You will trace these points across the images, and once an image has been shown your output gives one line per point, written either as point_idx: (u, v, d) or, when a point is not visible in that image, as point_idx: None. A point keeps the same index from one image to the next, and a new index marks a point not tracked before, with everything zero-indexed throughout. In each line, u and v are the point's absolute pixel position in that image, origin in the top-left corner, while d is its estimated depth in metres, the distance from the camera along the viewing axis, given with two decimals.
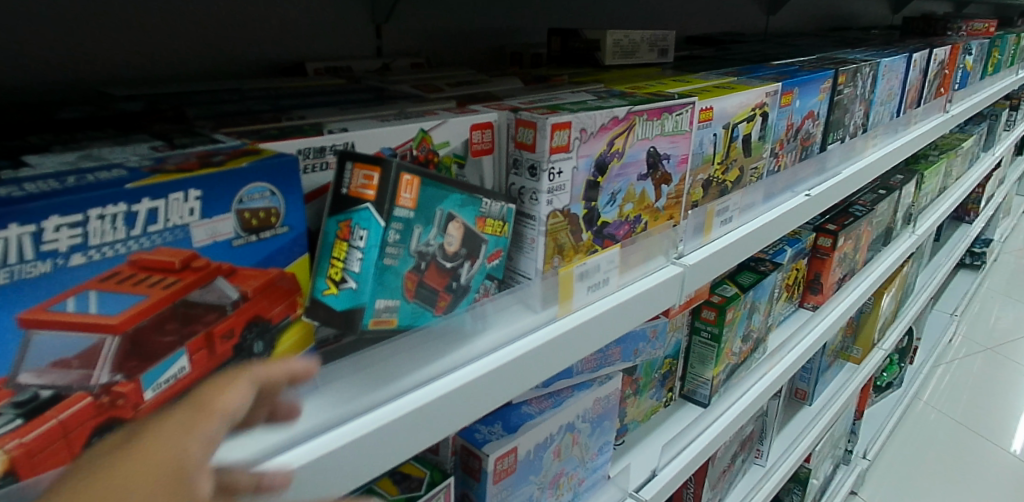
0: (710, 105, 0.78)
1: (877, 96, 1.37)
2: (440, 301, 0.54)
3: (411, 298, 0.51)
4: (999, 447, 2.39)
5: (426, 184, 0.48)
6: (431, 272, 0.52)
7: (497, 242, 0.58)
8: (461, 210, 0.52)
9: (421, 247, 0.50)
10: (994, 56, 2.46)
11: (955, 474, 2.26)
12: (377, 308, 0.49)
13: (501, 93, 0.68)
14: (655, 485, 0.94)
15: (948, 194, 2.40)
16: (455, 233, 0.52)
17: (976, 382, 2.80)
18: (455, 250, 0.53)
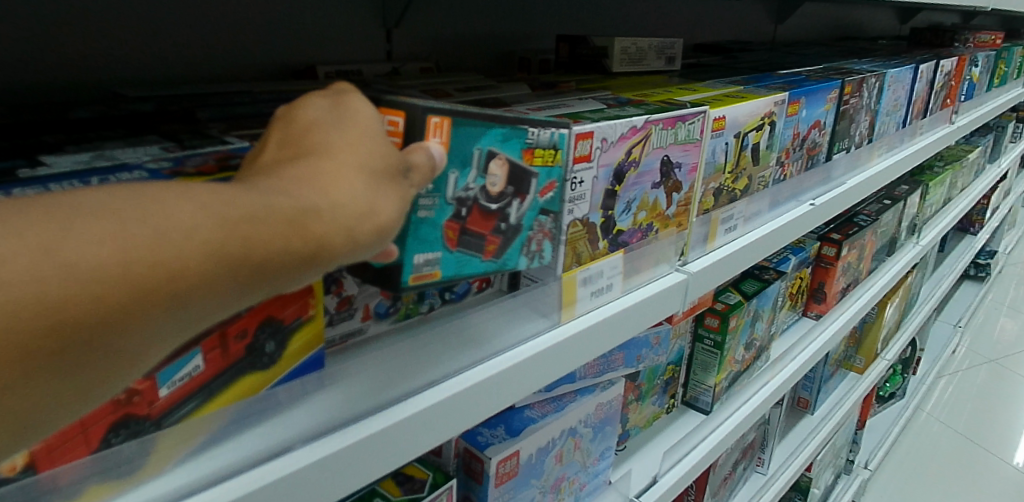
0: (723, 113, 0.78)
1: (883, 106, 1.37)
2: (488, 246, 0.53)
3: (455, 246, 0.51)
4: (1003, 461, 2.38)
5: (457, 123, 0.47)
6: (474, 218, 0.51)
7: (550, 174, 0.55)
8: (502, 146, 0.50)
9: (461, 193, 0.49)
10: (1001, 68, 2.46)
11: (957, 486, 2.25)
12: (416, 263, 0.48)
13: (509, 99, 0.68)
14: (656, 491, 0.94)
15: (954, 204, 2.40)
16: (499, 170, 0.51)
17: (980, 395, 2.79)
18: (499, 190, 0.52)
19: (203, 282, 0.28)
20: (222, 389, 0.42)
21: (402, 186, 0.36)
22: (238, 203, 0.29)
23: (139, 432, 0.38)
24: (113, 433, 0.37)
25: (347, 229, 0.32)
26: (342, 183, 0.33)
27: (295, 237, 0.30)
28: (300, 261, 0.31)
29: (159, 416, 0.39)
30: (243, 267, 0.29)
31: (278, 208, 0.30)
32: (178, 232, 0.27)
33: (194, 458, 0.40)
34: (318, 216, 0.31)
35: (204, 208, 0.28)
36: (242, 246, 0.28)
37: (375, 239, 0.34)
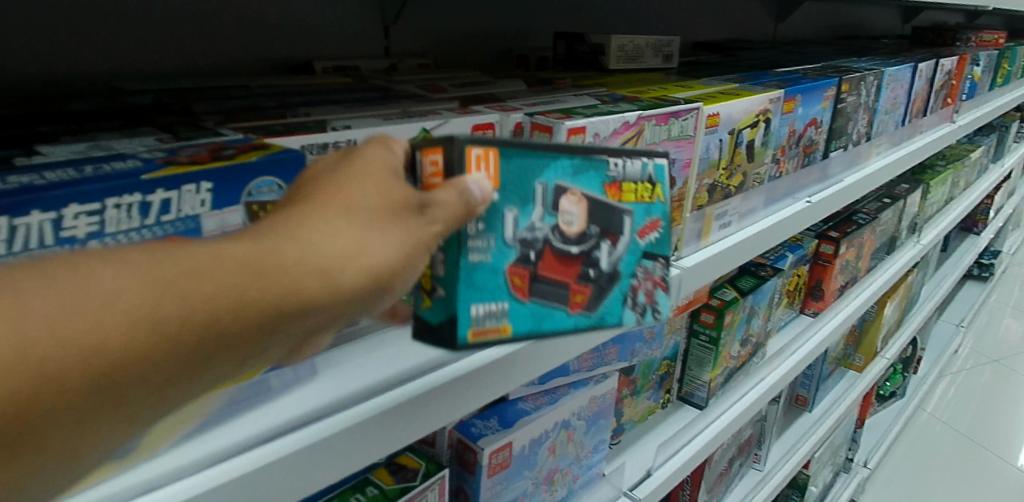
0: (717, 110, 0.79)
1: (882, 104, 1.38)
2: (574, 296, 0.50)
3: (527, 297, 0.49)
4: (1004, 462, 2.38)
5: (507, 155, 0.46)
6: (546, 260, 0.49)
7: (646, 215, 0.54)
8: (575, 181, 0.49)
9: (523, 230, 0.47)
10: (1004, 68, 2.46)
11: (957, 486, 2.25)
12: (476, 315, 0.47)
13: (505, 94, 0.69)
14: (650, 485, 0.95)
15: (955, 203, 2.40)
16: (573, 203, 0.49)
17: (981, 395, 2.79)
18: (578, 231, 0.49)
19: (136, 359, 0.28)
20: None
21: (397, 235, 0.37)
22: (169, 261, 0.29)
23: None
24: None
25: (323, 272, 0.33)
26: (325, 231, 0.34)
27: (253, 290, 0.31)
28: (271, 313, 0.32)
29: None
30: (194, 332, 0.29)
31: (218, 261, 0.30)
32: (92, 310, 0.27)
33: (186, 440, 0.43)
34: (286, 259, 0.32)
35: (127, 276, 0.28)
36: (181, 309, 0.29)
37: (358, 283, 0.35)
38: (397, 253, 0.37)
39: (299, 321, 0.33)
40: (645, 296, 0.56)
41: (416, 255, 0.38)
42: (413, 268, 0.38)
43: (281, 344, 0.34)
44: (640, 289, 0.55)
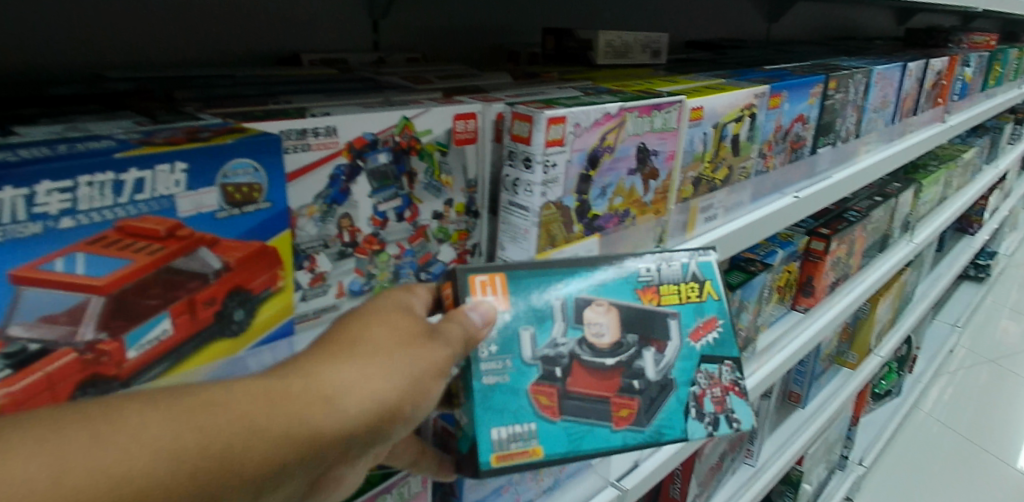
0: (700, 104, 0.80)
1: (870, 102, 1.39)
2: (614, 411, 0.59)
3: (557, 417, 0.57)
4: (1005, 463, 2.38)
5: (517, 276, 0.57)
6: (576, 376, 0.58)
7: (689, 323, 0.63)
8: (599, 293, 0.59)
9: (543, 350, 0.57)
10: (998, 69, 2.47)
11: (955, 487, 2.25)
12: (503, 440, 0.55)
13: (488, 86, 0.70)
14: (636, 475, 0.94)
15: (949, 203, 2.41)
16: (598, 316, 0.58)
17: (979, 395, 2.79)
18: (605, 347, 0.58)
19: (157, 493, 0.30)
20: (193, 353, 0.43)
21: (405, 367, 0.41)
22: (188, 397, 0.32)
23: (107, 391, 0.39)
24: (81, 391, 0.38)
25: (328, 402, 0.37)
26: (337, 372, 0.38)
27: (263, 418, 0.34)
28: (284, 442, 0.34)
29: (128, 378, 0.40)
30: (209, 463, 0.32)
31: (232, 394, 0.34)
32: (120, 441, 0.29)
33: None
34: (291, 390, 0.36)
35: (152, 413, 0.31)
36: (200, 438, 0.31)
37: (366, 413, 0.38)
38: (403, 383, 0.41)
39: (311, 454, 0.36)
40: (713, 400, 0.63)
41: (421, 382, 0.42)
42: (420, 394, 0.42)
43: (293, 482, 0.36)
44: (704, 395, 0.62)
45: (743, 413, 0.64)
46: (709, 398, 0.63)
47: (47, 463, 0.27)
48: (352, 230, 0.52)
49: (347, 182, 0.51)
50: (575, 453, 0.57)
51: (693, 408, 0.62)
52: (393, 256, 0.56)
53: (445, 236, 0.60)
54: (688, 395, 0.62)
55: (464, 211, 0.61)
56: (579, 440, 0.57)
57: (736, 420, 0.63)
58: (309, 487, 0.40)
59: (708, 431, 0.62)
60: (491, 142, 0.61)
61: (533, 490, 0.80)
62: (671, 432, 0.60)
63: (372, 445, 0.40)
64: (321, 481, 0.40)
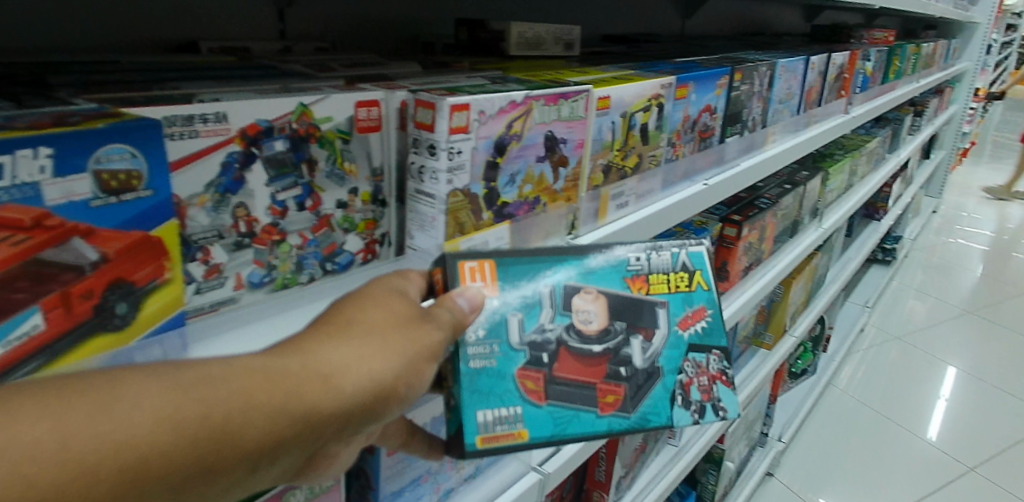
0: (607, 93, 0.82)
1: (775, 94, 1.45)
2: (601, 395, 0.61)
3: (543, 402, 0.60)
4: (915, 435, 2.50)
5: (503, 267, 0.60)
6: (562, 362, 0.60)
7: (679, 312, 0.66)
8: (587, 282, 0.62)
9: (531, 335, 0.60)
10: (896, 63, 2.62)
11: (868, 458, 2.36)
12: (489, 423, 0.58)
13: (394, 75, 0.69)
14: (559, 460, 0.89)
15: (855, 190, 2.54)
16: (586, 304, 0.61)
17: (890, 370, 2.95)
18: (595, 333, 0.61)
19: (160, 459, 0.33)
20: (71, 348, 0.41)
21: (401, 350, 0.45)
22: (185, 372, 0.35)
23: None
24: None
25: (328, 381, 0.40)
26: (336, 353, 0.41)
27: (262, 393, 0.37)
28: (282, 415, 0.37)
29: None
30: (213, 434, 0.35)
31: (230, 371, 0.37)
32: (121, 411, 0.32)
33: None
34: (290, 370, 0.39)
35: (153, 385, 0.34)
36: (201, 409, 0.34)
37: (363, 391, 0.42)
38: (397, 364, 0.44)
39: (310, 427, 0.39)
40: (700, 390, 0.65)
41: (413, 363, 0.45)
42: (414, 374, 0.45)
43: (292, 456, 0.39)
44: (692, 384, 0.64)
45: (729, 402, 0.66)
46: (696, 387, 0.65)
47: (52, 426, 0.30)
48: (249, 220, 0.51)
49: (241, 170, 0.50)
50: (560, 437, 0.59)
51: (679, 396, 0.64)
52: (295, 246, 0.55)
53: (350, 226, 0.59)
54: (677, 382, 0.64)
55: (370, 200, 0.60)
56: (565, 424, 0.60)
57: (722, 409, 0.65)
58: (305, 463, 0.43)
59: (694, 419, 0.64)
60: (396, 129, 0.61)
61: (454, 479, 0.82)
62: (657, 418, 0.62)
63: (367, 423, 0.43)
64: (317, 458, 0.43)
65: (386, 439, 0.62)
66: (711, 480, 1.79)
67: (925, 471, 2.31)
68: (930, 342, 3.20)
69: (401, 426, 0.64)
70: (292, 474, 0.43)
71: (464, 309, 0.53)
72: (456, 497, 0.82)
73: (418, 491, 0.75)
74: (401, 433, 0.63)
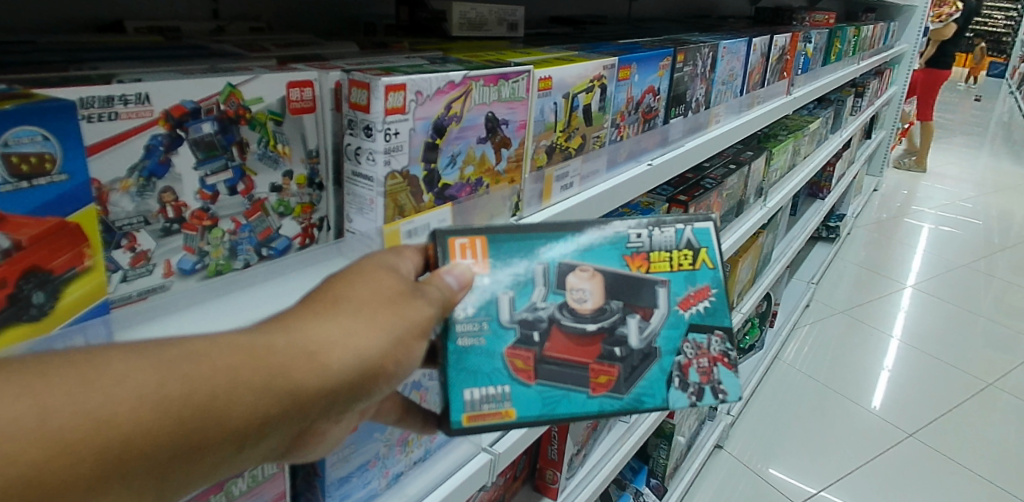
0: (548, 74, 0.82)
1: (718, 75, 1.48)
2: (592, 374, 0.63)
3: (532, 382, 0.61)
4: (862, 407, 2.60)
5: (495, 244, 0.61)
6: (553, 341, 0.62)
7: (683, 291, 0.65)
8: (584, 258, 0.62)
9: (523, 313, 0.61)
10: (836, 46, 2.68)
11: (815, 429, 2.44)
12: (474, 402, 0.60)
13: (330, 55, 0.68)
14: (509, 440, 0.90)
15: (798, 170, 2.61)
16: (581, 282, 0.62)
17: (836, 344, 3.05)
18: (587, 313, 0.62)
19: (144, 437, 0.34)
20: None
21: (390, 329, 0.46)
22: (172, 349, 0.36)
23: None
24: None
25: (314, 358, 0.41)
26: (322, 330, 0.43)
27: (247, 371, 0.38)
28: (269, 393, 0.39)
29: None
30: (195, 408, 0.36)
31: (216, 348, 0.38)
32: (105, 388, 0.33)
33: None
34: (273, 348, 0.40)
35: (138, 362, 0.35)
36: (185, 386, 0.35)
37: (350, 367, 0.43)
38: (386, 341, 0.45)
39: (297, 405, 0.41)
40: (699, 371, 0.66)
41: (402, 340, 0.47)
42: (403, 351, 0.47)
43: (281, 433, 0.41)
44: (690, 365, 0.65)
45: (730, 384, 0.67)
46: (695, 369, 0.66)
47: (31, 402, 0.31)
48: (177, 205, 0.51)
49: (167, 153, 0.49)
50: (547, 417, 0.61)
51: (676, 377, 0.65)
52: (227, 231, 0.55)
53: (286, 210, 0.59)
54: (673, 364, 0.65)
55: (306, 183, 0.60)
56: (553, 403, 0.62)
57: (722, 391, 0.66)
58: (295, 442, 0.45)
59: (691, 400, 0.65)
60: (331, 111, 0.60)
61: (402, 463, 0.80)
62: (650, 399, 0.64)
63: (357, 399, 0.45)
64: (307, 435, 0.45)
65: (381, 416, 0.65)
66: (662, 454, 1.83)
67: (868, 438, 2.41)
68: (871, 315, 3.32)
69: (395, 400, 0.66)
70: (281, 451, 0.44)
71: (451, 286, 0.54)
72: (406, 481, 0.80)
73: (366, 476, 0.75)
74: (397, 408, 0.66)
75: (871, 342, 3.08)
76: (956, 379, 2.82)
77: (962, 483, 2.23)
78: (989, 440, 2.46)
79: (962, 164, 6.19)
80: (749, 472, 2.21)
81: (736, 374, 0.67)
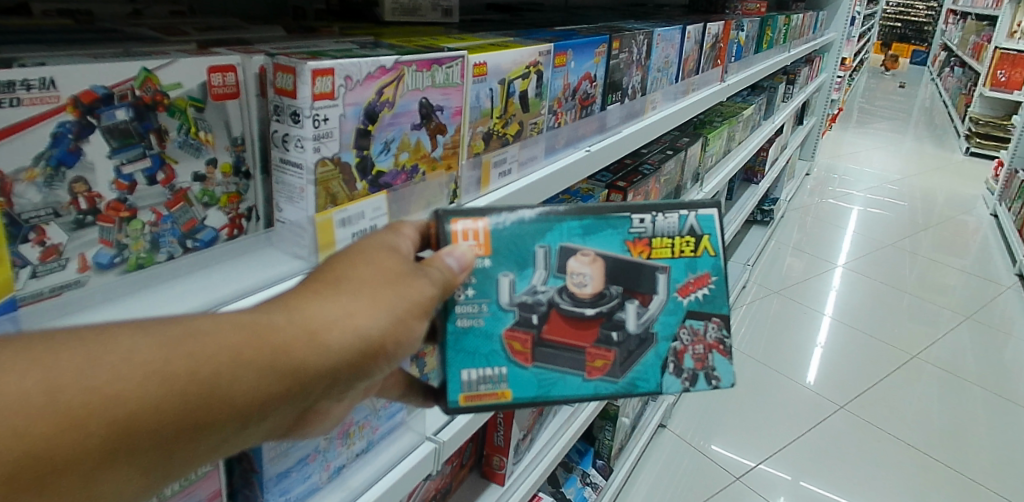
0: (483, 60, 0.81)
1: (653, 62, 1.50)
2: (588, 357, 0.67)
3: (529, 365, 0.66)
4: (798, 382, 2.70)
5: (499, 228, 0.63)
6: (552, 324, 0.65)
7: (682, 279, 0.68)
8: (584, 241, 0.65)
9: (522, 296, 0.64)
10: (767, 34, 2.75)
11: (754, 406, 2.52)
12: (471, 383, 0.65)
13: (254, 39, 0.66)
14: (453, 428, 0.89)
15: (732, 155, 2.66)
16: (581, 267, 0.64)
17: (772, 323, 3.16)
18: (588, 296, 0.65)
19: (148, 413, 0.37)
20: None
21: (390, 309, 0.48)
22: (175, 327, 0.39)
23: None
24: None
25: (313, 336, 0.44)
26: (325, 309, 0.45)
27: (248, 349, 0.41)
28: (270, 370, 0.42)
29: None
30: (198, 387, 0.39)
31: (219, 326, 0.41)
32: (110, 364, 0.36)
33: None
34: (275, 326, 0.43)
35: (140, 339, 0.38)
36: (189, 364, 0.39)
37: (348, 344, 0.46)
38: (385, 320, 0.48)
39: (298, 383, 0.44)
40: (694, 358, 0.71)
41: (402, 318, 0.49)
42: (402, 331, 0.49)
43: (283, 411, 0.44)
44: (685, 352, 0.70)
45: (723, 370, 0.72)
46: (690, 355, 0.71)
47: (40, 378, 0.34)
48: (91, 196, 0.48)
49: (77, 141, 0.47)
50: (543, 398, 0.66)
51: (671, 363, 0.70)
52: (147, 223, 0.52)
53: (211, 200, 0.57)
54: (668, 350, 0.69)
55: (232, 172, 0.58)
56: (549, 386, 0.66)
57: (715, 377, 0.72)
58: (298, 417, 0.47)
59: (684, 385, 0.71)
60: (255, 98, 0.58)
61: (344, 456, 0.78)
62: (645, 383, 0.69)
63: (357, 380, 0.48)
64: (310, 413, 0.48)
65: (386, 392, 0.67)
66: (608, 436, 1.87)
67: (804, 412, 2.52)
68: (805, 295, 3.46)
69: (399, 377, 0.67)
70: (285, 429, 0.48)
71: (456, 268, 0.56)
72: (348, 474, 0.79)
73: (306, 471, 0.73)
74: (401, 384, 0.67)
75: (804, 319, 3.21)
76: (883, 353, 2.97)
77: (892, 451, 2.35)
78: (915, 409, 2.60)
79: (889, 149, 6.44)
80: (691, 450, 2.28)
81: (729, 360, 0.71)
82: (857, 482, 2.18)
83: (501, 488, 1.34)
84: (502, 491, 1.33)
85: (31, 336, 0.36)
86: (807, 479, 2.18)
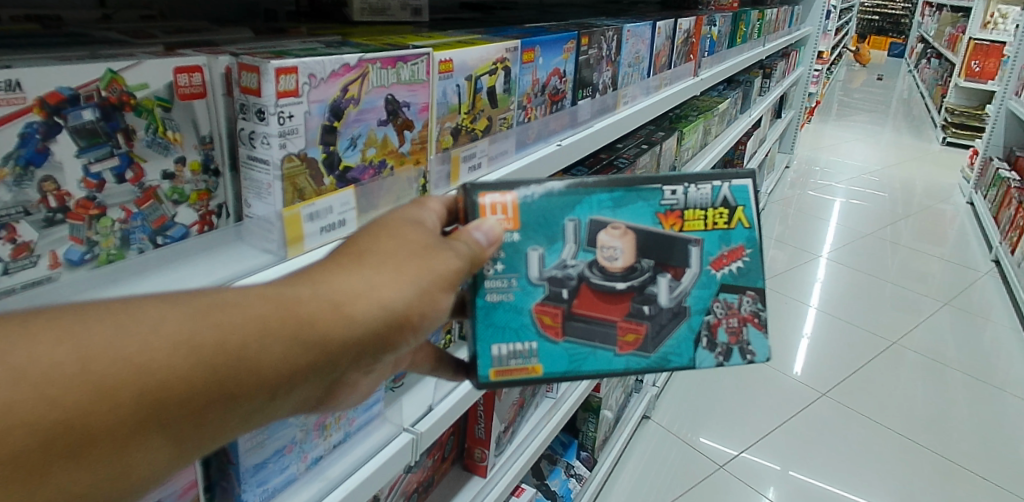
0: (448, 57, 0.83)
1: (623, 58, 1.52)
2: (619, 332, 0.70)
3: (559, 340, 0.69)
4: (780, 371, 2.74)
5: (528, 203, 0.66)
6: (582, 298, 0.68)
7: (715, 251, 0.70)
8: (615, 214, 0.67)
9: (552, 271, 0.67)
10: (740, 29, 2.78)
11: (738, 396, 2.56)
12: (500, 357, 0.69)
13: (221, 41, 0.68)
14: (432, 418, 0.90)
15: (709, 149, 2.69)
16: (612, 241, 0.67)
17: None
18: (618, 271, 0.68)
19: (178, 382, 0.39)
20: None
21: (415, 282, 0.51)
22: (199, 301, 0.42)
23: None
24: None
25: (336, 310, 0.46)
26: (356, 281, 0.48)
27: (275, 321, 0.44)
28: (296, 344, 0.44)
29: None
30: (224, 359, 0.41)
31: (245, 299, 0.43)
32: (139, 336, 0.39)
33: None
34: (298, 300, 0.45)
35: (168, 313, 0.40)
36: (216, 336, 0.41)
37: (374, 319, 0.48)
38: (410, 293, 0.50)
39: (324, 355, 0.46)
40: (728, 332, 0.73)
41: (427, 291, 0.51)
42: (428, 303, 0.52)
43: (308, 384, 0.47)
44: (719, 326, 0.73)
45: (758, 345, 0.74)
46: (724, 328, 0.73)
47: (72, 349, 0.37)
48: (60, 195, 0.50)
49: (44, 141, 0.48)
50: (573, 372, 0.70)
51: (704, 337, 0.73)
52: (117, 220, 0.54)
53: (180, 198, 0.58)
54: (701, 324, 0.72)
55: (201, 170, 0.60)
56: (579, 360, 0.70)
57: (750, 351, 0.74)
58: (325, 391, 0.50)
59: (718, 359, 0.74)
60: (222, 97, 0.60)
61: (321, 447, 0.80)
62: (676, 358, 0.72)
63: (383, 351, 0.50)
64: (338, 385, 0.51)
65: (418, 365, 0.71)
66: (591, 428, 1.89)
67: (786, 400, 2.56)
68: (785, 285, 3.51)
69: (429, 351, 0.72)
70: (314, 402, 0.51)
71: (484, 242, 0.59)
72: (326, 465, 0.81)
73: (283, 461, 0.75)
74: (430, 358, 0.72)
75: (784, 309, 3.25)
76: (862, 340, 3.03)
77: (875, 436, 2.39)
78: (897, 395, 2.65)
79: (867, 141, 6.52)
80: (677, 440, 2.31)
81: (764, 334, 0.74)
82: (842, 468, 2.22)
83: (482, 480, 1.36)
84: (484, 482, 1.35)
85: (55, 311, 0.38)
86: (796, 469, 2.21)
